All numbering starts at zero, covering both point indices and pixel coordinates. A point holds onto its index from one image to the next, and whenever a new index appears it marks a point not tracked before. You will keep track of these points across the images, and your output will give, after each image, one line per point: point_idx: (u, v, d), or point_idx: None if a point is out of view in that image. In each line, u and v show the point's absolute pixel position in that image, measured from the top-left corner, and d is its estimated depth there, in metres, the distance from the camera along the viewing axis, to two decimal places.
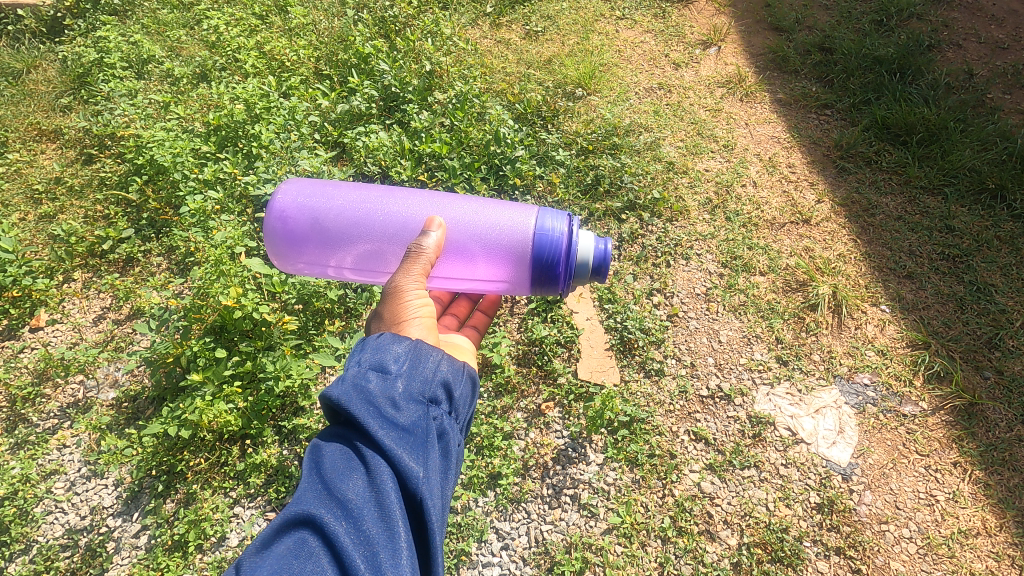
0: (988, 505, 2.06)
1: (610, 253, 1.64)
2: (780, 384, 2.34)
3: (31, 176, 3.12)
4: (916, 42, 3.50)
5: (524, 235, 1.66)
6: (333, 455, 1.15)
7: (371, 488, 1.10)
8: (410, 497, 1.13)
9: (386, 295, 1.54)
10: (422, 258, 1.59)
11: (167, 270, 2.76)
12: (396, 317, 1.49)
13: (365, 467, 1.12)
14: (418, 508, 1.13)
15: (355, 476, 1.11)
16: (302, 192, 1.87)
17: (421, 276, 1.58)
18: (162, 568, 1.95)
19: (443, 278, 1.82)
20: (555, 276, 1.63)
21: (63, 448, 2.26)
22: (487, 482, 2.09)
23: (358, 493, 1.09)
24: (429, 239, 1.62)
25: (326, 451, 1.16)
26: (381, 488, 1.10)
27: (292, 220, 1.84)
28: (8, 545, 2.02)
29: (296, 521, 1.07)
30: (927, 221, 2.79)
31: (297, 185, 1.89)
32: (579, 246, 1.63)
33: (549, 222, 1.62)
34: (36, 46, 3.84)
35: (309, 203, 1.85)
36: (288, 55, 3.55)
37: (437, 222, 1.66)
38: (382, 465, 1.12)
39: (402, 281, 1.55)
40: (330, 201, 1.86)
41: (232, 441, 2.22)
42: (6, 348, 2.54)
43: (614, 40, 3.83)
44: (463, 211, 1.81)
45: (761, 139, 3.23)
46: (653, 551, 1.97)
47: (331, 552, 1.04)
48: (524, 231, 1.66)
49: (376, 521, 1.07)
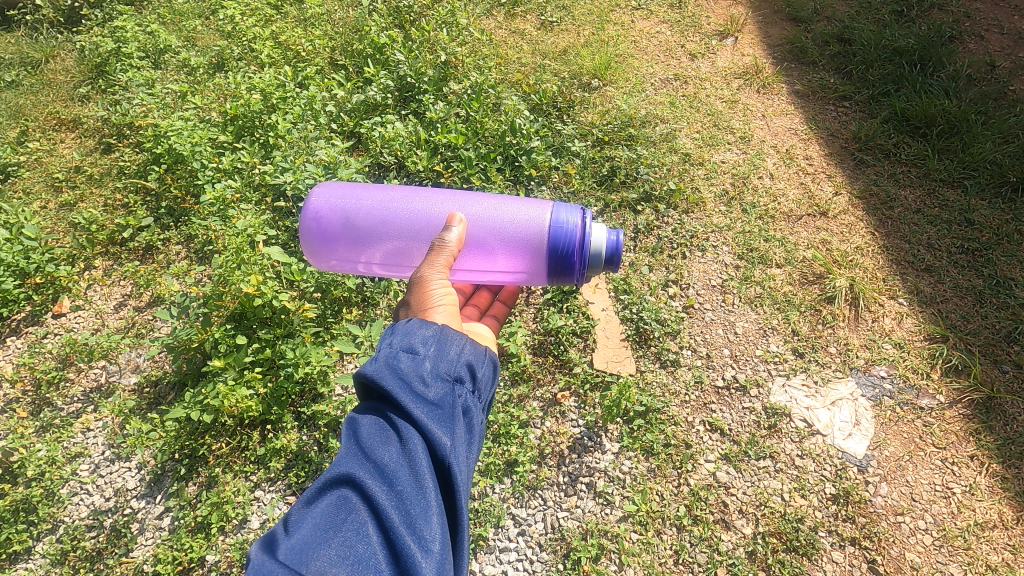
0: (1006, 498, 2.06)
1: (622, 244, 1.66)
2: (796, 375, 2.35)
3: (51, 165, 3.16)
4: (938, 33, 3.45)
5: (536, 228, 1.68)
6: (367, 425, 1.19)
7: (405, 455, 1.13)
8: (440, 463, 1.16)
9: (411, 287, 1.56)
10: (446, 251, 1.62)
11: (187, 258, 2.80)
12: (422, 303, 1.50)
13: (398, 435, 1.16)
14: (447, 474, 1.16)
15: (390, 444, 1.15)
16: (333, 193, 1.89)
17: (444, 268, 1.60)
18: (186, 548, 1.98)
19: (462, 272, 1.84)
20: (570, 267, 1.65)
21: (87, 431, 2.31)
22: (504, 469, 2.12)
23: (394, 462, 1.12)
24: (450, 235, 1.65)
25: (360, 421, 1.20)
26: (414, 457, 1.13)
27: (325, 220, 1.87)
28: (36, 524, 2.07)
29: (337, 484, 1.11)
30: (946, 214, 2.77)
31: (328, 186, 1.91)
32: (589, 234, 1.65)
33: (564, 215, 1.64)
34: (54, 36, 3.88)
35: (340, 203, 1.88)
36: (304, 45, 3.57)
37: (458, 218, 1.69)
38: (414, 433, 1.16)
39: (427, 272, 1.57)
40: (362, 201, 1.88)
41: (253, 427, 2.26)
42: (30, 333, 2.60)
43: (630, 31, 3.81)
44: (483, 207, 1.81)
45: (778, 131, 3.21)
46: (668, 539, 1.99)
47: (369, 509, 1.08)
48: (536, 226, 1.68)
49: (409, 482, 1.11)
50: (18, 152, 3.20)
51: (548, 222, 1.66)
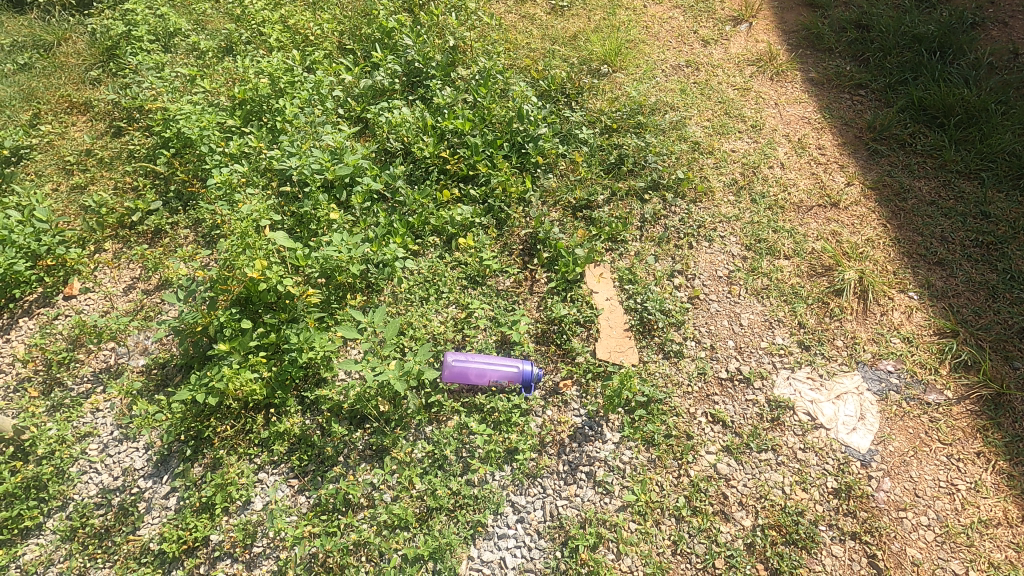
0: (1011, 496, 2.02)
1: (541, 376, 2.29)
2: (800, 368, 2.32)
3: (62, 148, 3.18)
4: (959, 20, 3.36)
5: (504, 378, 2.28)
6: None
7: None
8: None
9: None
10: None
11: (194, 242, 2.82)
12: None
13: None
14: None
15: None
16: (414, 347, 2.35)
17: None
18: (191, 528, 2.00)
19: (448, 389, 2.29)
20: (521, 382, 2.27)
21: (96, 412, 2.35)
22: (503, 456, 2.13)
23: None
24: None
25: None
26: None
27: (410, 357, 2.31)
28: (47, 501, 2.12)
29: None
30: (961, 207, 2.71)
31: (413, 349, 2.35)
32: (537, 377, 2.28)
33: (519, 372, 2.27)
34: (66, 19, 3.90)
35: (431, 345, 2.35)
36: (312, 29, 3.54)
37: None
38: None
39: None
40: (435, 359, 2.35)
41: (257, 410, 2.28)
42: (41, 314, 2.62)
43: (642, 16, 3.76)
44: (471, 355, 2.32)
45: (791, 120, 3.16)
46: (667, 529, 1.99)
47: None
48: (507, 389, 2.28)
49: None
50: (30, 135, 3.22)
51: (518, 373, 2.27)
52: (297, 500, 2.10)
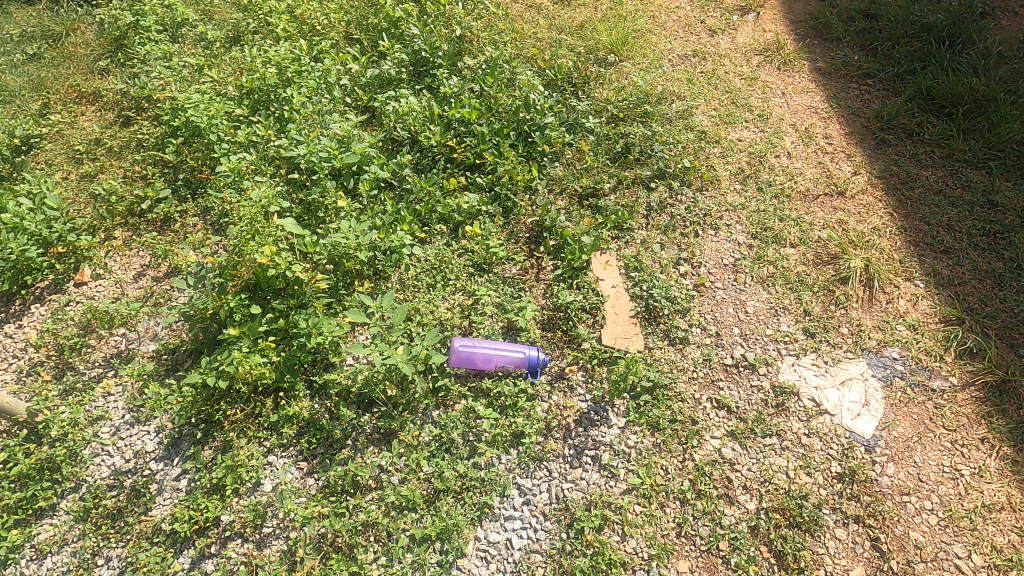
0: (1015, 481, 2.03)
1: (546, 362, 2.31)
2: (805, 355, 2.33)
3: (72, 137, 3.20)
4: (969, 8, 3.33)
5: (511, 364, 2.30)
6: None
7: None
8: None
9: None
10: None
11: (203, 229, 2.84)
12: None
13: None
14: None
15: None
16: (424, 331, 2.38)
17: None
18: (202, 508, 2.03)
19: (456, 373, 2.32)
20: (527, 368, 2.30)
21: (108, 396, 2.37)
22: (510, 440, 2.16)
23: None
24: None
25: None
26: None
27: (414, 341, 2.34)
28: (60, 482, 2.15)
29: None
30: (969, 196, 2.71)
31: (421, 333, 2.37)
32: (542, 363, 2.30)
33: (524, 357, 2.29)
34: (74, 9, 3.92)
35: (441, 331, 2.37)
36: (319, 19, 3.56)
37: None
38: None
39: None
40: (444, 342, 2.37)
41: (266, 394, 2.30)
42: (53, 301, 2.66)
43: (649, 6, 3.76)
44: (479, 340, 2.34)
45: (798, 109, 3.15)
46: (671, 512, 2.01)
47: None
48: (514, 374, 2.29)
49: None
50: (40, 124, 3.24)
51: (524, 359, 2.29)
52: (306, 481, 2.13)
